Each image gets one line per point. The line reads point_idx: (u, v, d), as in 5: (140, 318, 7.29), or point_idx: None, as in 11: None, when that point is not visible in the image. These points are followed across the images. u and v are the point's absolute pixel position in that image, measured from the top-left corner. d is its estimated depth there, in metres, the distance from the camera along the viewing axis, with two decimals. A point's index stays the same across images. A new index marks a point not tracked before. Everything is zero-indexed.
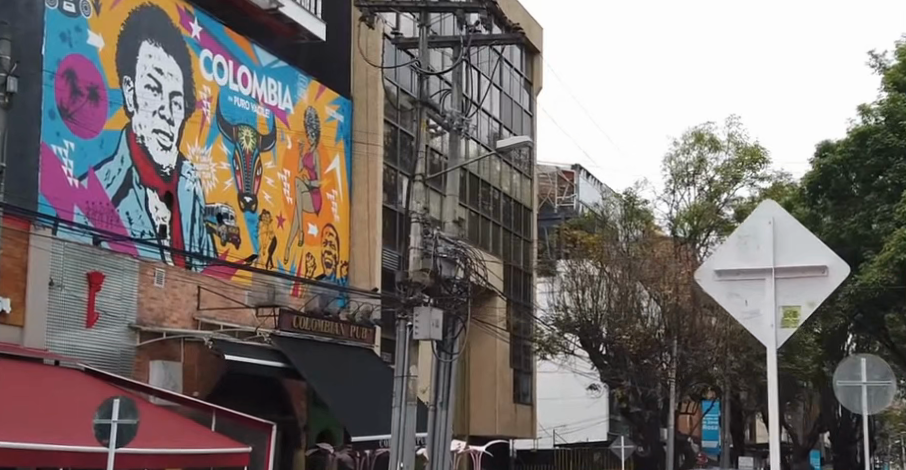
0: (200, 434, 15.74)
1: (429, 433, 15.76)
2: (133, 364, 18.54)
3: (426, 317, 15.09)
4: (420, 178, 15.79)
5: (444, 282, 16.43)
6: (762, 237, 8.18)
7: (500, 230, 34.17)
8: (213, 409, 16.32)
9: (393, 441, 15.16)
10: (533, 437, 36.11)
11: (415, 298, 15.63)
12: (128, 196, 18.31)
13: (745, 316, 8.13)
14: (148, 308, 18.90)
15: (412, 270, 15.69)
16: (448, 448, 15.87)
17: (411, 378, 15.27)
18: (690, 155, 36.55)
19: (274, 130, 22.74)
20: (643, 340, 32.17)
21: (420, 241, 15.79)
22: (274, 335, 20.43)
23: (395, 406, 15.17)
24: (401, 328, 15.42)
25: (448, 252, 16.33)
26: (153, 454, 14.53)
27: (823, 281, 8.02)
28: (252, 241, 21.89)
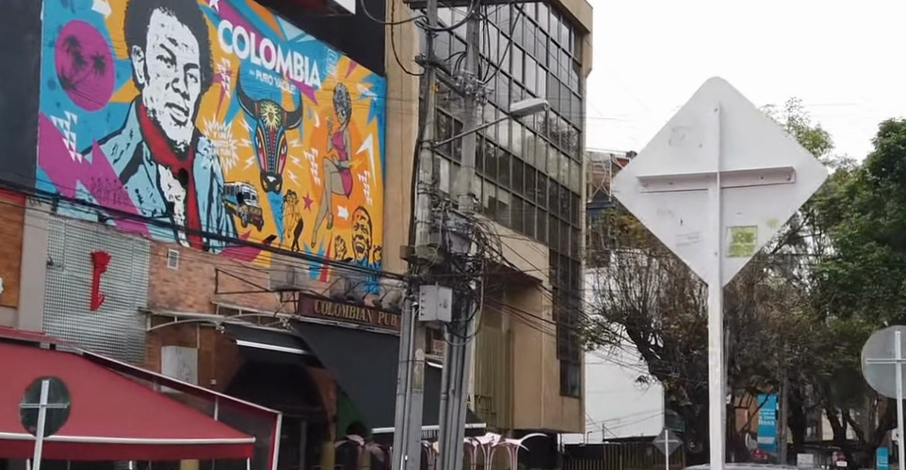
0: (200, 423, 14.70)
1: (440, 427, 14.81)
2: (145, 351, 17.60)
3: (432, 297, 14.32)
4: (429, 146, 14.77)
5: (456, 260, 15.42)
6: (705, 126, 4.96)
7: (546, 217, 32.83)
8: (217, 397, 15.30)
9: (396, 434, 14.25)
10: (582, 431, 34.97)
11: (423, 275, 14.64)
12: (137, 173, 17.40)
13: (680, 247, 4.89)
14: (161, 291, 17.97)
15: (418, 245, 14.69)
16: (460, 441, 14.92)
17: (418, 364, 14.41)
18: None
19: (300, 107, 21.72)
20: (694, 330, 30.77)
21: (428, 215, 14.77)
22: (293, 320, 19.41)
23: (399, 394, 14.35)
24: (407, 309, 14.63)
25: (459, 228, 15.41)
26: (142, 444, 13.50)
27: (794, 194, 4.79)
28: (277, 223, 20.86)
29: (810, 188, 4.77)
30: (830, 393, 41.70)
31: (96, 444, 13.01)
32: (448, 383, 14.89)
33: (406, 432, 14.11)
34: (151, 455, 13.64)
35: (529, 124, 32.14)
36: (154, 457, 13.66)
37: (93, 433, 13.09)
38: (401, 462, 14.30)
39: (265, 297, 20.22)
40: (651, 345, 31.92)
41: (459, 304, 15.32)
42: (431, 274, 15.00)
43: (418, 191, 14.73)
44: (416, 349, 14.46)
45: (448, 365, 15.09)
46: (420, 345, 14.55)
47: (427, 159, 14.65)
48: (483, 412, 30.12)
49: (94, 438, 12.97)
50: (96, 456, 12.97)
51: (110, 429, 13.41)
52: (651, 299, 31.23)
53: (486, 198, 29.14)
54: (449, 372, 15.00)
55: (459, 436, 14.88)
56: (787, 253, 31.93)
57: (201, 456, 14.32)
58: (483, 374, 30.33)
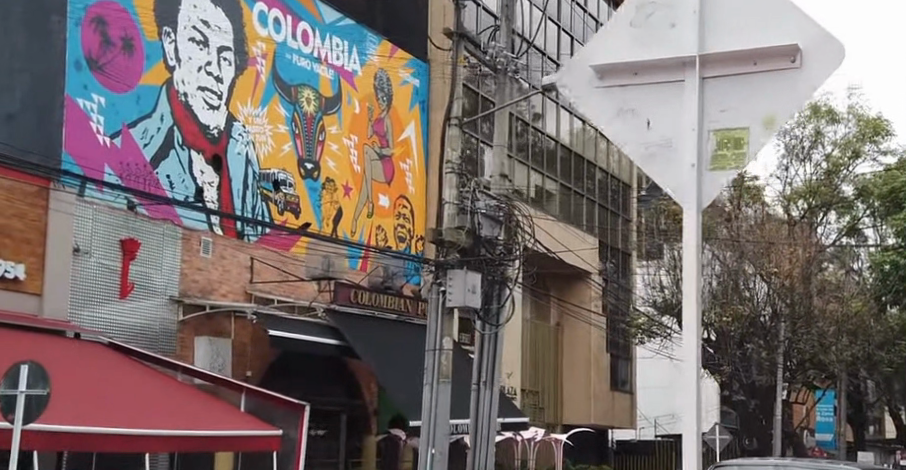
0: (225, 415, 14.23)
1: (470, 420, 14.20)
2: (177, 342, 17.11)
3: (460, 282, 13.68)
4: (456, 123, 14.25)
5: (486, 243, 14.94)
6: (680, 8, 5.16)
7: (596, 206, 32.11)
8: (243, 388, 14.80)
9: (424, 426, 13.73)
10: (633, 427, 34.22)
11: (451, 259, 14.05)
12: (169, 158, 16.98)
13: (650, 153, 5.15)
14: (193, 280, 17.49)
15: (446, 228, 14.11)
16: (493, 436, 14.25)
17: (444, 353, 13.87)
18: (805, 128, 31.70)
19: (339, 92, 21.28)
20: (747, 323, 29.82)
21: (456, 195, 14.26)
22: (328, 310, 19.13)
23: (426, 384, 13.83)
24: (433, 294, 14.02)
25: (490, 210, 14.97)
26: (160, 435, 13.04)
27: (795, 77, 5.03)
28: (314, 211, 20.38)
29: (817, 75, 4.99)
30: (893, 389, 40.41)
31: (113, 435, 12.58)
32: (480, 373, 14.30)
33: (433, 424, 13.58)
34: (172, 447, 13.18)
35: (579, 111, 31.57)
36: (174, 449, 13.20)
37: (110, 423, 12.64)
38: (427, 456, 13.76)
39: (304, 287, 19.63)
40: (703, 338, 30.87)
41: (490, 291, 14.77)
42: (460, 257, 14.51)
43: (446, 171, 14.20)
44: (443, 337, 13.90)
45: (480, 354, 14.50)
46: (446, 333, 14.00)
47: (455, 137, 14.11)
48: (531, 407, 29.47)
49: (110, 429, 12.53)
50: (110, 448, 12.52)
51: (128, 420, 12.97)
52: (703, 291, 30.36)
53: (534, 187, 28.53)
54: (479, 364, 14.45)
55: (492, 427, 14.27)
56: (846, 245, 30.87)
57: (226, 449, 13.84)
58: (530, 368, 29.71)
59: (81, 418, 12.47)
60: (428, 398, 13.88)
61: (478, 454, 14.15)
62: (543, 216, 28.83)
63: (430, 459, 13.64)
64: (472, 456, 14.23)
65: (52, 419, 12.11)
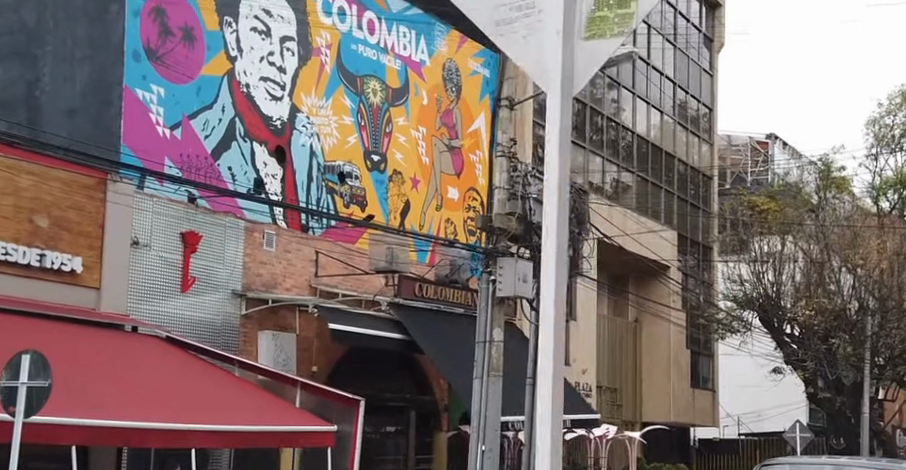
0: (278, 410, 13.97)
1: (525, 416, 13.66)
2: (240, 336, 16.87)
3: (511, 271, 13.17)
4: (506, 105, 13.72)
5: (538, 229, 14.34)
6: None
7: (674, 198, 31.57)
8: (299, 383, 14.46)
9: (474, 421, 13.22)
10: (717, 426, 33.28)
11: (501, 247, 13.56)
12: (231, 149, 16.77)
13: (528, 16, 9.39)
14: (257, 274, 17.26)
15: (497, 214, 13.57)
16: (550, 433, 13.62)
17: (495, 346, 13.26)
18: (897, 117, 30.60)
19: (406, 83, 20.97)
20: (833, 316, 28.57)
21: (508, 180, 13.66)
22: (393, 303, 18.82)
23: (477, 378, 13.33)
24: (483, 283, 13.49)
25: (541, 196, 14.49)
26: (208, 430, 12.83)
27: None
28: (382, 205, 20.07)
29: None
30: None
31: (159, 431, 12.39)
32: (536, 367, 13.71)
33: (483, 420, 12.99)
34: (221, 443, 12.98)
35: (656, 101, 31.12)
36: (223, 444, 12.99)
37: (158, 419, 12.45)
38: (478, 452, 13.22)
39: (370, 280, 19.29)
40: (786, 334, 29.94)
41: (544, 282, 14.52)
42: (511, 244, 13.89)
43: (497, 154, 13.60)
44: (493, 329, 13.30)
45: (535, 347, 13.82)
46: (496, 324, 13.44)
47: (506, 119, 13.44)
48: (608, 404, 28.82)
49: (157, 425, 12.34)
50: (156, 444, 12.34)
51: (178, 414, 12.78)
52: (786, 284, 29.36)
53: (609, 179, 28.22)
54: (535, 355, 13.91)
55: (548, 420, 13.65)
56: None
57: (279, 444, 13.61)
58: (607, 363, 29.09)
59: (129, 413, 12.30)
60: (478, 393, 13.31)
61: (532, 450, 13.63)
62: (619, 207, 28.38)
63: (480, 456, 13.03)
64: (528, 453, 13.64)
65: (98, 415, 11.95)
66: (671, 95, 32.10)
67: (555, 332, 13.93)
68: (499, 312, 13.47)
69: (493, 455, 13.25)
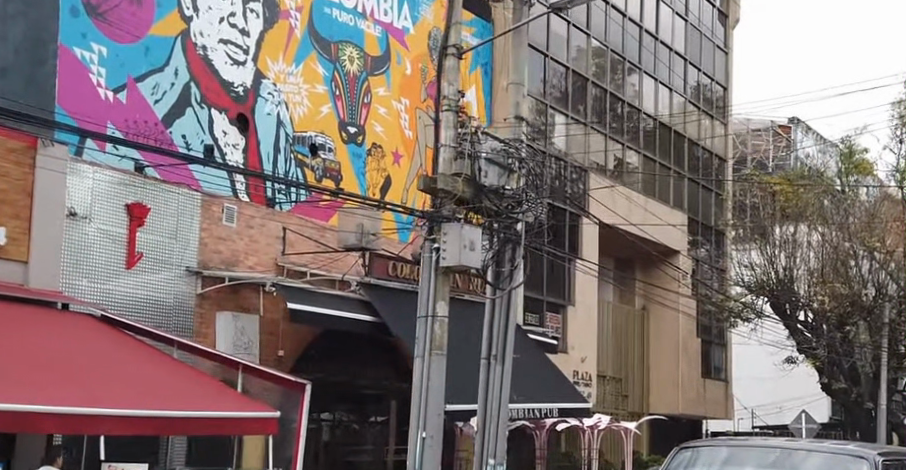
0: (206, 395, 12.75)
1: (478, 403, 12.44)
2: (196, 317, 15.69)
3: (455, 237, 12.04)
4: (455, 50, 12.31)
5: (491, 193, 12.90)
6: None
7: (685, 180, 30.20)
8: (239, 364, 13.44)
9: (414, 406, 11.94)
10: (730, 419, 31.89)
11: (446, 211, 12.30)
12: (186, 115, 15.61)
13: None
14: (215, 250, 16.05)
15: (442, 174, 12.29)
16: (505, 419, 12.39)
17: (439, 321, 11.99)
18: None
19: (387, 51, 19.74)
20: (848, 303, 27.32)
21: (455, 137, 12.35)
22: (363, 283, 17.46)
23: (419, 356, 12.06)
24: (426, 252, 12.31)
25: (495, 154, 12.98)
26: (121, 415, 11.56)
27: None
28: (359, 180, 18.84)
29: None
30: None
31: (69, 415, 11.12)
32: (491, 345, 12.51)
33: (423, 403, 11.76)
34: (134, 429, 11.70)
35: (665, 79, 29.72)
36: (138, 431, 11.72)
37: (62, 401, 11.14)
38: (421, 439, 11.95)
39: (343, 260, 18.05)
40: (799, 321, 28.46)
41: (500, 252, 12.98)
42: (458, 209, 12.63)
43: (443, 109, 12.37)
44: (436, 302, 12.19)
45: (490, 324, 12.63)
46: (440, 297, 12.28)
47: (455, 67, 12.18)
48: (614, 395, 27.56)
49: (61, 409, 11.04)
50: (60, 430, 11.00)
51: (101, 397, 11.60)
52: (800, 269, 27.97)
53: (613, 157, 27.02)
54: (491, 330, 12.62)
55: (502, 408, 12.44)
56: None
57: (204, 432, 12.40)
58: (611, 351, 27.84)
59: (32, 396, 11.00)
60: (421, 373, 12.10)
61: (486, 437, 12.39)
62: (623, 189, 27.20)
63: (420, 444, 11.78)
64: (481, 439, 12.43)
65: None
66: (681, 73, 30.70)
67: (513, 304, 12.71)
68: (444, 284, 12.29)
69: (437, 444, 11.96)
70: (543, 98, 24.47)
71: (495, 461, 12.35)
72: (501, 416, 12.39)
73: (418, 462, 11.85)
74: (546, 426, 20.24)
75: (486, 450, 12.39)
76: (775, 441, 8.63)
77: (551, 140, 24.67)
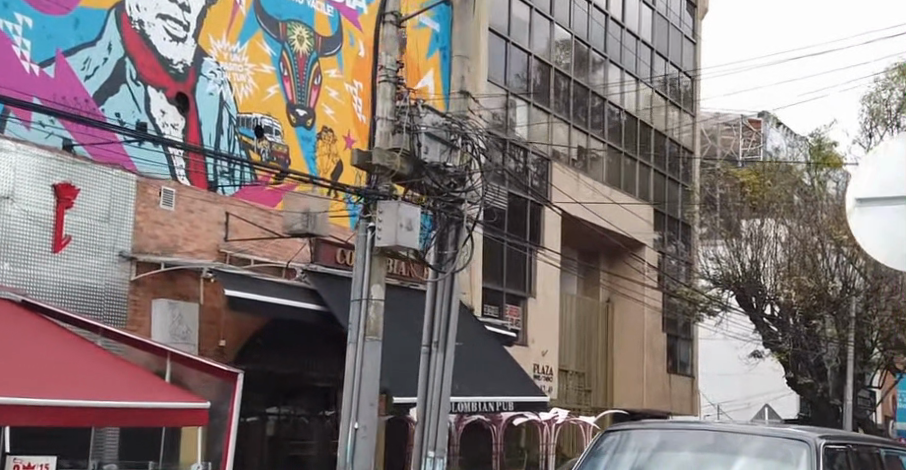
0: (132, 386, 12.04)
1: (418, 394, 11.86)
2: (128, 306, 14.95)
3: (391, 217, 11.41)
4: (393, 18, 11.82)
5: (432, 171, 12.34)
6: None
7: (650, 171, 29.64)
8: (167, 352, 12.93)
9: (345, 396, 11.33)
10: (696, 415, 31.35)
11: (382, 188, 11.68)
12: (120, 92, 14.85)
13: None
14: (151, 235, 15.29)
15: (378, 149, 11.63)
16: (445, 412, 11.84)
17: (373, 305, 11.38)
18: (894, 93, 26.33)
19: (339, 31, 19.03)
20: (814, 297, 26.72)
21: (393, 110, 11.78)
22: (309, 271, 16.81)
23: (351, 343, 11.53)
24: (361, 231, 11.70)
25: (436, 128, 12.36)
26: (43, 405, 10.81)
27: None
28: (308, 164, 18.08)
29: None
30: None
31: None
32: (433, 332, 11.97)
33: (355, 392, 11.16)
34: (57, 420, 10.95)
35: (631, 68, 29.07)
36: (62, 422, 10.98)
37: None
38: (351, 430, 11.44)
39: (289, 247, 17.38)
40: (764, 314, 28.07)
41: (444, 233, 12.37)
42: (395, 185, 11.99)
43: (382, 80, 11.81)
44: (372, 285, 11.57)
45: (432, 310, 12.07)
46: (375, 279, 11.72)
47: (395, 34, 11.71)
48: (576, 390, 26.94)
49: None
50: None
51: (19, 386, 10.86)
52: (767, 262, 27.57)
53: (576, 146, 26.29)
54: (432, 316, 12.06)
55: (443, 398, 11.85)
56: None
57: (131, 424, 11.70)
58: (574, 345, 27.24)
59: None
60: (354, 360, 11.61)
61: (425, 429, 11.82)
62: (586, 180, 26.55)
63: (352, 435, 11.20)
64: (420, 431, 11.88)
65: None
66: (648, 63, 30.06)
67: (456, 289, 12.13)
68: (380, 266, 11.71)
69: (371, 435, 11.45)
70: (505, 85, 23.72)
71: (434, 454, 11.79)
72: (442, 406, 11.84)
73: (348, 455, 11.35)
74: (503, 420, 19.64)
75: (425, 442, 11.83)
76: (708, 424, 7.83)
77: (513, 128, 23.88)
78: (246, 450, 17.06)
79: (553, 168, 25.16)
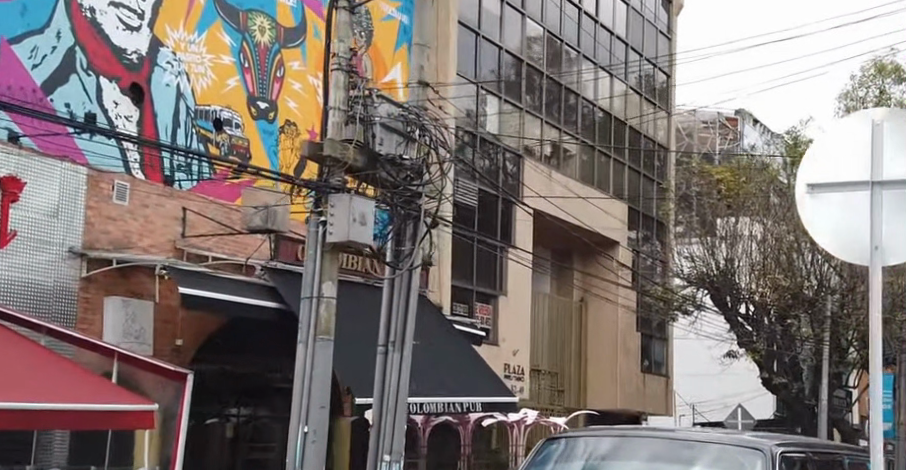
0: (76, 386, 11.50)
1: (374, 395, 11.41)
2: (79, 303, 14.41)
3: (344, 211, 11.21)
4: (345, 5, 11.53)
5: (388, 163, 12.11)
6: None
7: (624, 168, 29.24)
8: (113, 353, 12.38)
9: (295, 398, 11.11)
10: (670, 415, 31.03)
11: (335, 181, 11.54)
12: (70, 82, 14.34)
13: None
14: (103, 231, 14.75)
15: (329, 140, 11.51)
16: (402, 416, 11.38)
17: (324, 302, 11.17)
18: (870, 91, 25.97)
19: (303, 22, 18.55)
20: (789, 296, 26.36)
21: (344, 99, 11.59)
22: (268, 268, 16.32)
23: (301, 343, 11.20)
24: (312, 228, 11.49)
25: (392, 119, 12.14)
26: None
27: None
28: (270, 158, 17.56)
29: None
30: None
31: None
32: (390, 331, 11.46)
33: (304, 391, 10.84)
34: None
35: (606, 64, 28.65)
36: None
37: None
38: (300, 433, 11.07)
39: (248, 243, 16.88)
40: (739, 313, 27.75)
41: (402, 228, 12.07)
42: (349, 178, 11.84)
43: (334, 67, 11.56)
44: (323, 282, 11.30)
45: (389, 308, 11.60)
46: (326, 277, 11.41)
47: (347, 21, 11.46)
48: (549, 390, 26.53)
49: None
50: None
51: None
52: (741, 260, 27.16)
53: (548, 143, 25.83)
54: (390, 314, 11.57)
55: (400, 399, 11.38)
56: None
57: (71, 427, 11.18)
58: (547, 345, 26.82)
59: None
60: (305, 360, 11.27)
61: (381, 432, 11.37)
62: (559, 178, 26.12)
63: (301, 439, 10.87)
64: (376, 434, 11.43)
65: None
66: (623, 59, 29.64)
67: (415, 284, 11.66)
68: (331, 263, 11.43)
69: (322, 437, 11.07)
70: (476, 79, 23.25)
71: (390, 458, 11.35)
72: (399, 409, 11.38)
73: (298, 459, 10.95)
74: (471, 421, 19.21)
75: (381, 446, 11.38)
76: (663, 432, 7.39)
77: (484, 125, 23.38)
78: (203, 451, 16.53)
79: (524, 163, 24.71)
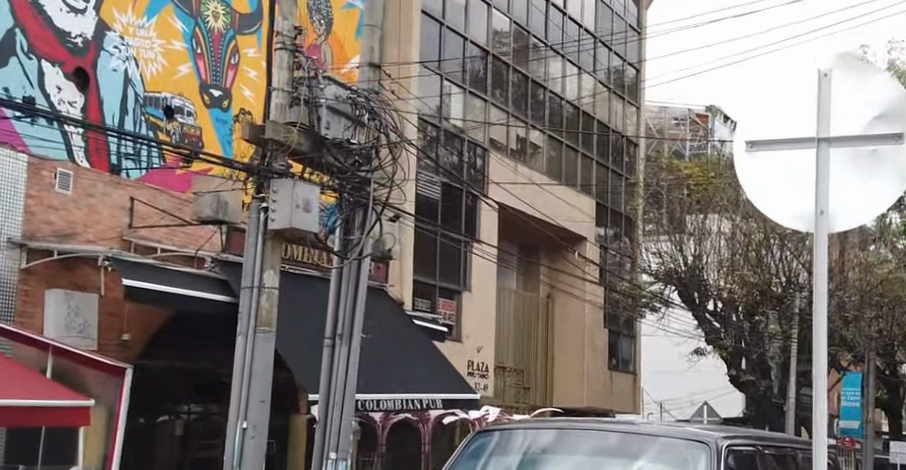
0: (7, 381, 10.92)
1: (321, 391, 10.98)
2: (19, 296, 13.78)
3: (285, 196, 10.84)
4: None
5: (333, 147, 11.81)
6: None
7: (593, 163, 28.85)
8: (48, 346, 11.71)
9: (234, 391, 10.79)
10: (638, 413, 30.71)
11: (276, 166, 11.23)
12: (9, 65, 13.74)
13: None
14: (45, 220, 14.16)
15: (272, 123, 11.15)
16: (349, 412, 10.99)
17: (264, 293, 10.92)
18: None
19: (258, 9, 18.06)
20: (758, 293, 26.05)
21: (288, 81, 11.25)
22: (217, 260, 15.86)
23: (241, 334, 10.93)
24: (253, 213, 11.13)
25: (338, 102, 11.87)
26: None
27: None
28: (223, 147, 17.03)
29: None
30: None
31: None
32: (337, 324, 11.04)
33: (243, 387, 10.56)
34: None
35: (574, 58, 28.23)
36: None
37: None
38: (238, 429, 10.79)
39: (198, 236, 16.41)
40: (707, 309, 27.51)
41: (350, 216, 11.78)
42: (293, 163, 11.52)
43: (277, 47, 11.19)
44: (263, 272, 11.01)
45: (336, 299, 11.17)
46: (270, 266, 11.15)
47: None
48: (514, 387, 26.12)
49: None
50: None
51: None
52: (710, 256, 26.67)
53: (514, 136, 25.40)
54: (337, 306, 11.15)
55: (347, 394, 10.98)
56: None
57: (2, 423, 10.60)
58: (513, 342, 26.40)
59: None
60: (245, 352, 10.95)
61: (327, 430, 10.96)
62: (525, 171, 25.68)
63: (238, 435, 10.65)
64: (321, 431, 11.04)
65: None
66: (592, 53, 29.24)
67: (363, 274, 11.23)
68: (273, 252, 11.13)
69: (263, 437, 10.86)
70: (440, 68, 22.72)
71: (336, 456, 10.96)
72: (345, 405, 10.97)
73: (236, 457, 10.68)
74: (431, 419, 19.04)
75: (327, 444, 10.98)
76: (626, 425, 6.87)
77: (448, 117, 22.91)
78: (152, 449, 15.98)
79: (489, 157, 24.28)
